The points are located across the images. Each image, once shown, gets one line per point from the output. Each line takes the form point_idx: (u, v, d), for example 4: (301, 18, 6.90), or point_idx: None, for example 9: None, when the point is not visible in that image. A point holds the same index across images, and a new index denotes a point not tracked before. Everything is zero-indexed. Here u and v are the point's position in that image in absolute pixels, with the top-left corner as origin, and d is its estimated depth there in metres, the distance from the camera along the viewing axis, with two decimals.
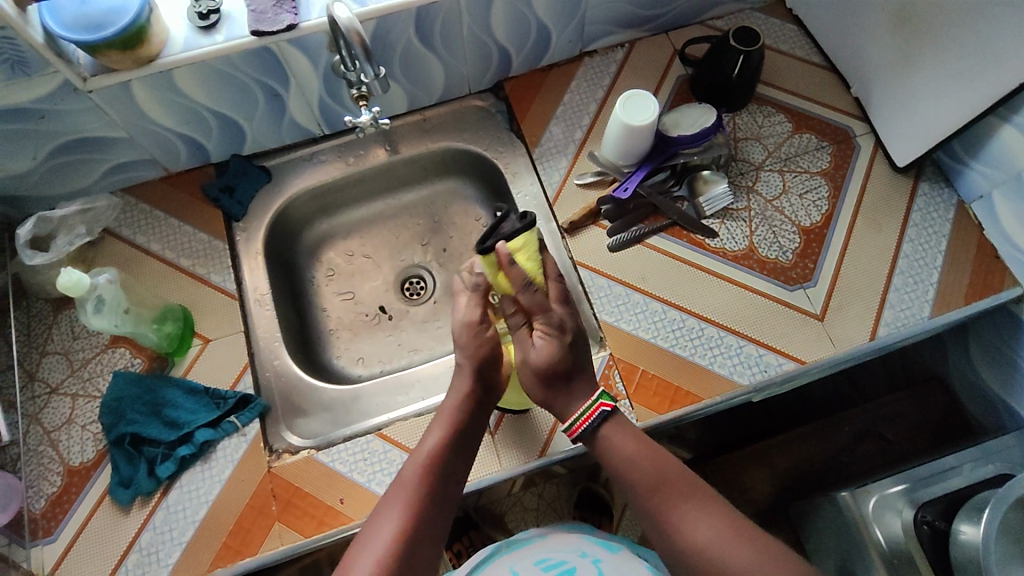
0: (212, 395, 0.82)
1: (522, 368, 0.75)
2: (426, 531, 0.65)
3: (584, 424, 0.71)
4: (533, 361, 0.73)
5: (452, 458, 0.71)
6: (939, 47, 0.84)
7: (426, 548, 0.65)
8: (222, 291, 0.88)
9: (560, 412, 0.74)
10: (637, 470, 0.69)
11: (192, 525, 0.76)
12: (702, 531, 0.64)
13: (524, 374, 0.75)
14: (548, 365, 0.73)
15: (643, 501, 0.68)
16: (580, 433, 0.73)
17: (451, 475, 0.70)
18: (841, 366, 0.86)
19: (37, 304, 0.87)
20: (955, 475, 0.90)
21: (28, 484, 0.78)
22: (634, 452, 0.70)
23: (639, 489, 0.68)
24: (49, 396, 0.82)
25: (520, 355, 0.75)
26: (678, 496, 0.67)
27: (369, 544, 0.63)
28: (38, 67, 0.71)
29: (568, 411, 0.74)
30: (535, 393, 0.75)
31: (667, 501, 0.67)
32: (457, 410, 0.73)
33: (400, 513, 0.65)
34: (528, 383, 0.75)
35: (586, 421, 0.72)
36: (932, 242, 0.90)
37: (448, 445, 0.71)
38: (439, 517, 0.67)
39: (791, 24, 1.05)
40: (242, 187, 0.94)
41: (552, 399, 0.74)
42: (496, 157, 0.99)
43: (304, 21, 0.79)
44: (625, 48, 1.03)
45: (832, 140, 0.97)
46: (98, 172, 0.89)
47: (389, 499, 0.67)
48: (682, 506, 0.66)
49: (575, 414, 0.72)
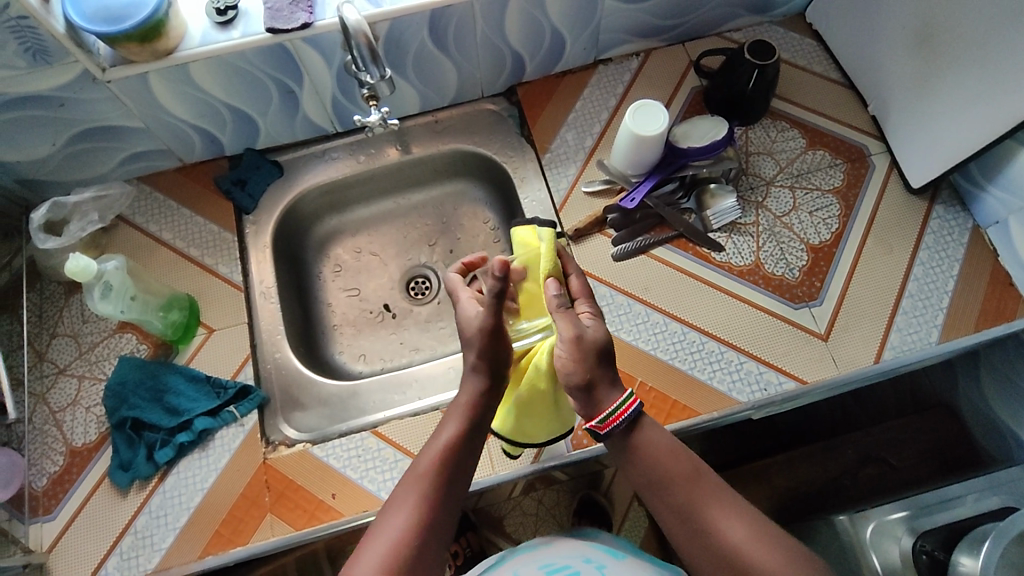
0: (213, 383, 0.83)
1: (571, 343, 0.70)
2: (436, 531, 0.63)
3: (625, 415, 0.68)
4: (588, 339, 0.70)
5: (464, 456, 0.69)
6: (958, 68, 0.82)
7: (434, 548, 0.63)
8: (230, 282, 0.90)
9: (594, 404, 0.69)
10: (671, 464, 0.67)
11: (186, 511, 0.77)
12: (734, 531, 0.62)
13: (573, 350, 0.69)
14: (601, 344, 0.71)
15: (675, 495, 0.66)
16: (612, 429, 0.68)
17: (461, 474, 0.68)
18: (845, 386, 0.85)
19: (49, 287, 0.89)
20: (959, 505, 0.87)
21: (31, 462, 0.80)
22: (670, 447, 0.68)
23: (674, 483, 0.66)
24: (56, 376, 0.84)
25: (572, 329, 0.70)
26: (708, 495, 0.65)
27: (377, 541, 0.61)
28: (60, 57, 0.73)
29: (604, 401, 0.69)
30: (578, 373, 0.69)
31: (700, 498, 0.65)
32: (471, 409, 0.71)
33: (409, 510, 0.63)
34: (573, 358, 0.69)
35: (620, 418, 0.68)
36: (944, 266, 0.88)
37: (460, 443, 0.69)
38: (448, 517, 0.65)
39: (810, 39, 1.04)
40: (254, 180, 0.96)
41: (596, 378, 0.69)
42: (506, 162, 1.00)
43: (319, 20, 0.80)
44: (639, 57, 1.03)
45: (846, 158, 0.96)
46: (114, 160, 0.91)
47: (398, 496, 0.65)
48: (713, 505, 0.65)
49: (618, 400, 0.68)
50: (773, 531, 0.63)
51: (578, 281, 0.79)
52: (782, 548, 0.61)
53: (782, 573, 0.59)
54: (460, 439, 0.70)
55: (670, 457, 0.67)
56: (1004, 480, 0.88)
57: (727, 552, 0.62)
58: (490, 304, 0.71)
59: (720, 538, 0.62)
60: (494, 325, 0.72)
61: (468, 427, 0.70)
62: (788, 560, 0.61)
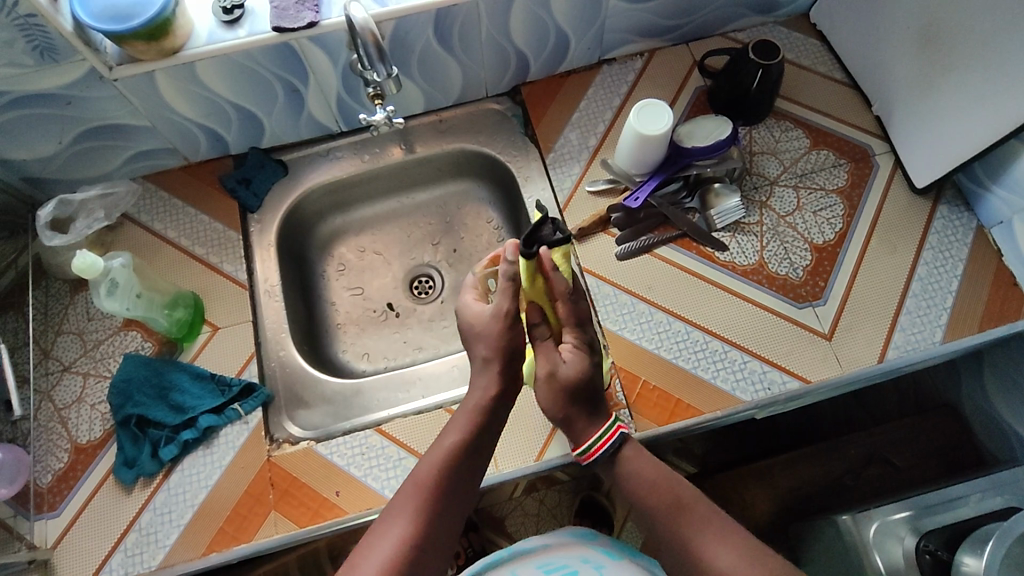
0: (218, 381, 0.83)
1: (545, 380, 0.73)
2: (434, 538, 0.64)
3: (605, 446, 0.72)
4: (563, 376, 0.72)
5: (467, 463, 0.69)
6: (963, 68, 0.82)
7: (434, 551, 0.63)
8: (234, 280, 0.90)
9: (576, 434, 0.74)
10: (654, 496, 0.70)
11: (190, 509, 0.77)
12: (720, 555, 0.64)
13: (549, 387, 0.72)
14: (578, 380, 0.72)
15: (662, 524, 0.69)
16: (593, 459, 0.73)
17: (464, 479, 0.68)
18: (848, 386, 0.85)
19: (54, 285, 0.89)
20: (962, 505, 0.87)
21: (37, 458, 0.80)
22: (653, 479, 0.71)
23: (659, 515, 0.69)
24: (61, 373, 0.84)
25: (545, 367, 0.72)
26: (696, 522, 0.68)
27: (376, 547, 0.62)
28: (67, 55, 0.74)
29: (585, 434, 0.73)
30: (553, 408, 0.73)
31: (687, 526, 0.67)
32: (475, 415, 0.71)
33: (409, 516, 0.64)
34: (548, 396, 0.73)
35: (601, 449, 0.72)
36: (948, 265, 0.88)
37: (463, 450, 0.69)
38: (446, 524, 0.65)
39: (814, 39, 1.04)
40: (259, 179, 0.96)
41: (572, 415, 0.73)
42: (510, 161, 1.00)
43: (325, 19, 0.80)
44: (643, 57, 1.03)
45: (850, 158, 0.96)
46: (120, 159, 0.91)
47: (398, 501, 0.65)
48: (701, 532, 0.67)
49: (593, 438, 0.73)
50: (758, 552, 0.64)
51: (573, 299, 0.75)
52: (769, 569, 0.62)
53: None
54: (464, 445, 0.70)
55: (655, 489, 0.70)
56: (1008, 481, 0.88)
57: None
58: (508, 291, 0.72)
59: (706, 562, 0.65)
60: (512, 312, 0.73)
61: (474, 432, 0.71)
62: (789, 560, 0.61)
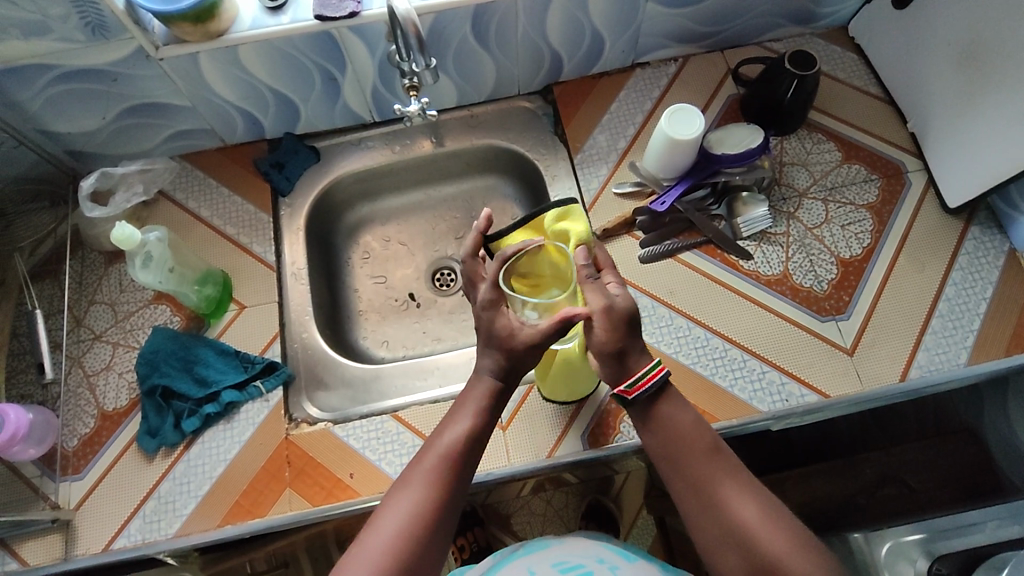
0: (241, 358, 0.85)
1: (603, 313, 0.70)
2: (435, 528, 0.62)
3: (653, 381, 0.69)
4: None
5: (471, 449, 0.68)
6: (1004, 89, 0.82)
7: (438, 538, 0.62)
8: (263, 261, 0.92)
9: (625, 366, 0.71)
10: (689, 440, 0.68)
11: (208, 480, 0.79)
12: (746, 510, 0.63)
13: (606, 318, 0.70)
14: (630, 312, 0.71)
15: (690, 468, 0.67)
16: (639, 394, 0.70)
17: (469, 466, 0.67)
18: (868, 405, 0.84)
19: (90, 256, 0.92)
20: (976, 531, 0.90)
21: (64, 422, 0.83)
22: (691, 424, 0.69)
23: (691, 456, 0.67)
24: (92, 342, 0.87)
25: (602, 300, 0.70)
26: (723, 473, 0.66)
27: (378, 531, 0.61)
28: (116, 32, 0.76)
29: (634, 365, 0.71)
30: (609, 341, 0.70)
31: (714, 475, 0.65)
32: (479, 406, 0.69)
33: (412, 500, 0.63)
34: (605, 328, 0.70)
35: (649, 383, 0.69)
36: (977, 287, 0.87)
37: (467, 438, 0.67)
38: (448, 512, 0.64)
39: (851, 52, 1.03)
40: (292, 164, 0.98)
41: (628, 345, 0.71)
42: (538, 158, 1.01)
43: (365, 10, 0.82)
44: (677, 62, 1.03)
45: (882, 174, 0.95)
46: (160, 136, 0.94)
47: (399, 491, 0.64)
48: (727, 485, 0.65)
49: (643, 370, 0.70)
50: (787, 518, 0.62)
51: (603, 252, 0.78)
52: (794, 540, 0.60)
53: (789, 554, 0.59)
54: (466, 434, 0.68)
55: (691, 432, 0.69)
56: None
57: (737, 531, 0.62)
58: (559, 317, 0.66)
59: (730, 514, 0.63)
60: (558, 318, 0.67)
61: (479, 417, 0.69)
62: (809, 547, 0.60)
